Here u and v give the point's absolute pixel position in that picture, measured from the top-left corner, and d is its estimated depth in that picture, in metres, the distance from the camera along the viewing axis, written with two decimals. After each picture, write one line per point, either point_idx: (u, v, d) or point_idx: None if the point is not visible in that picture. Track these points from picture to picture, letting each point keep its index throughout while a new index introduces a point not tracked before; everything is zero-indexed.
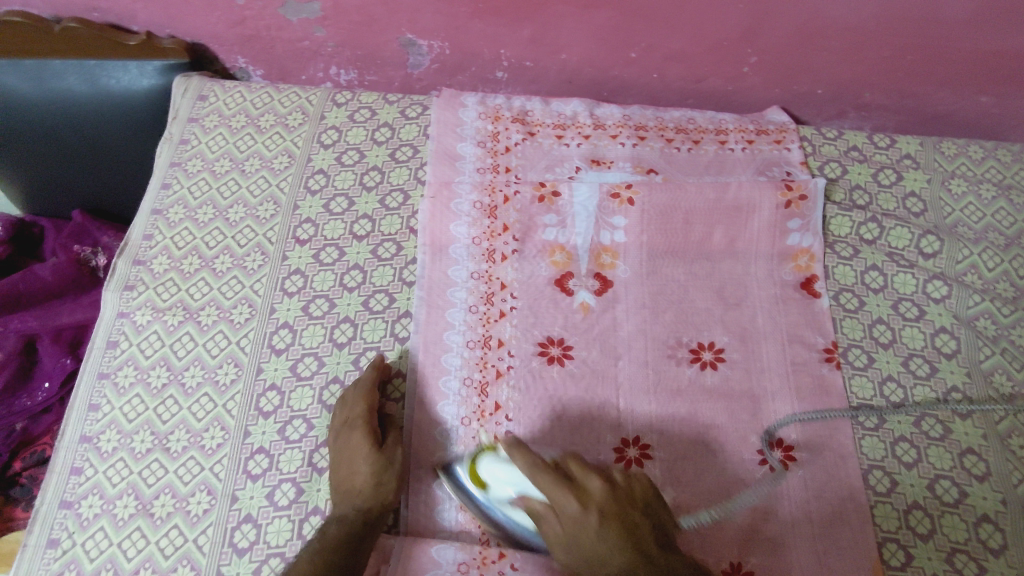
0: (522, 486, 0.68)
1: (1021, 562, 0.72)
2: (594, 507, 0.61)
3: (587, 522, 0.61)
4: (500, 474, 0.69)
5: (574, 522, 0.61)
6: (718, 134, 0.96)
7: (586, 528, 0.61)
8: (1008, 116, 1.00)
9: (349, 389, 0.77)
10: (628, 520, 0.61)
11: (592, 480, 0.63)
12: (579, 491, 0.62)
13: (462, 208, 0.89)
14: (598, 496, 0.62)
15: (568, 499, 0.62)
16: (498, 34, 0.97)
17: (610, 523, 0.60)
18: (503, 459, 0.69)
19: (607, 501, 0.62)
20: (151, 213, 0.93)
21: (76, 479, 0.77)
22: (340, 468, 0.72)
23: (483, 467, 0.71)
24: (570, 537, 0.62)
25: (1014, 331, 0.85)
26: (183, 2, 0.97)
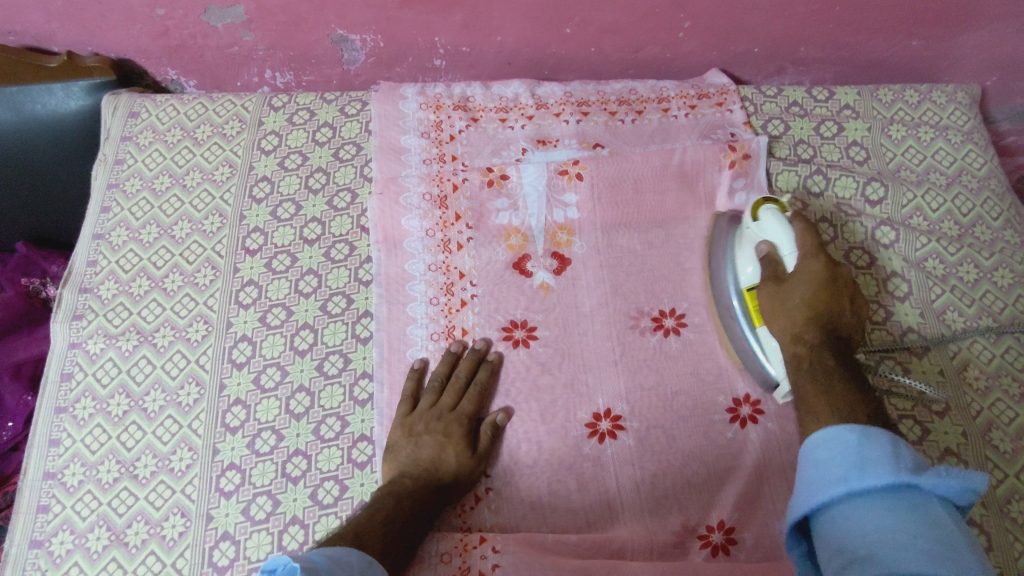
0: (780, 242, 0.74)
1: (985, 489, 0.74)
2: (829, 272, 0.70)
3: (812, 279, 0.70)
4: (770, 225, 0.75)
5: (800, 273, 0.71)
6: (661, 102, 0.97)
7: (805, 287, 0.70)
8: (939, 58, 1.01)
9: (463, 373, 0.78)
10: (841, 306, 0.69)
11: (840, 271, 0.71)
12: (830, 262, 0.71)
13: (411, 201, 0.88)
14: (839, 275, 0.70)
15: (815, 262, 0.71)
16: (430, 21, 0.96)
17: (827, 291, 0.69)
18: (780, 217, 0.75)
19: (835, 286, 0.70)
20: (92, 238, 0.91)
21: (44, 517, 0.75)
22: (431, 446, 0.73)
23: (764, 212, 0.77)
24: (784, 288, 0.72)
25: (961, 268, 0.87)
26: (100, 17, 0.95)
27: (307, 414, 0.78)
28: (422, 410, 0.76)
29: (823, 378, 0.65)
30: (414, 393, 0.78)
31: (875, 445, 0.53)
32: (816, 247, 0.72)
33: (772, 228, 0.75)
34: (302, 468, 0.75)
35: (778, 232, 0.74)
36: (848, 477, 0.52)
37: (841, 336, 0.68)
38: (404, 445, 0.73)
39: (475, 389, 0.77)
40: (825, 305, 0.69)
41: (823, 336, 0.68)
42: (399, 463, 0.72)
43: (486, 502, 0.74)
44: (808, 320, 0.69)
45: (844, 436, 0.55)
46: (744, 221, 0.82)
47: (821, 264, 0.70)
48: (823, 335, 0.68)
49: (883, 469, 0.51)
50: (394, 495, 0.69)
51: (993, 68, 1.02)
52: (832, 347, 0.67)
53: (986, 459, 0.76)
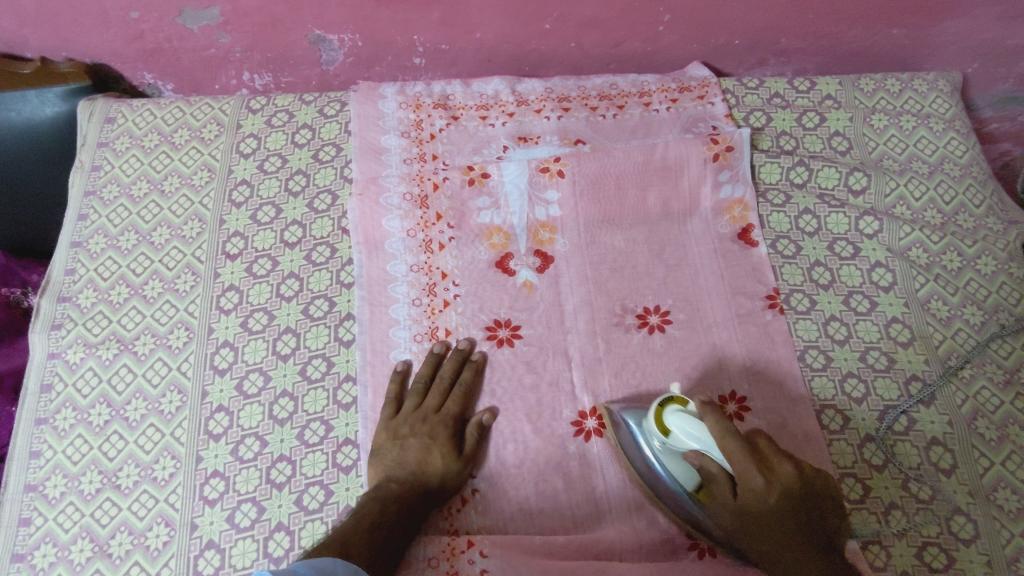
0: (706, 448, 0.65)
1: (971, 477, 0.74)
2: (779, 488, 0.61)
3: (769, 500, 0.61)
4: (685, 433, 0.66)
5: (752, 501, 0.62)
6: (642, 97, 0.96)
7: (766, 509, 0.61)
8: (920, 45, 1.01)
9: (448, 374, 0.78)
10: (806, 514, 0.61)
11: (784, 467, 0.62)
12: (770, 473, 0.62)
13: (392, 202, 0.87)
14: (784, 479, 0.61)
15: (755, 473, 0.62)
16: (407, 20, 0.95)
17: (789, 507, 0.61)
18: (687, 418, 0.66)
19: (790, 489, 0.61)
20: (70, 246, 0.90)
21: (26, 530, 0.74)
22: (417, 448, 0.72)
23: (671, 423, 0.67)
24: (740, 512, 0.63)
25: (944, 256, 0.87)
26: (73, 22, 0.94)
27: (291, 418, 0.78)
28: (406, 414, 0.75)
29: None
30: (398, 396, 0.77)
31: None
32: (744, 454, 0.62)
33: (689, 439, 0.66)
34: (286, 474, 0.75)
35: (699, 442, 0.65)
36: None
37: (824, 550, 0.61)
38: (390, 448, 0.73)
39: (459, 390, 0.77)
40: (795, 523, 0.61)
41: (805, 552, 0.61)
42: (385, 467, 0.72)
43: (473, 503, 0.73)
44: (785, 548, 0.61)
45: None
46: (645, 425, 0.71)
47: (764, 479, 0.61)
48: (806, 554, 0.61)
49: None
50: (380, 500, 0.68)
51: (974, 55, 1.02)
52: (828, 572, 0.60)
53: (973, 446, 0.76)
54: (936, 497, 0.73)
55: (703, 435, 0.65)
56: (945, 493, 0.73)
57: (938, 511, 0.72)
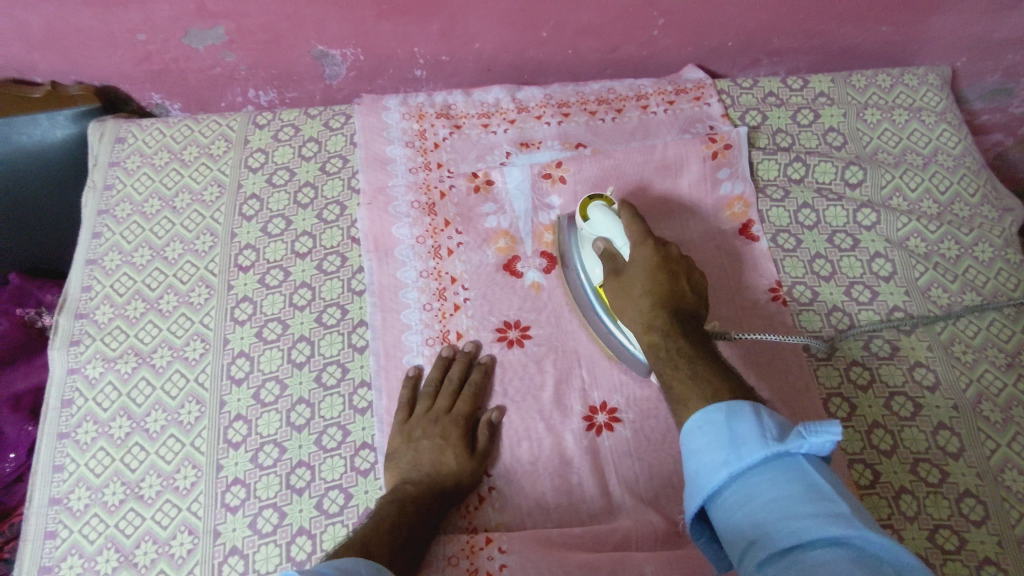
0: (614, 235, 0.75)
1: (978, 459, 0.76)
2: (661, 254, 0.71)
3: (643, 275, 0.70)
4: (602, 220, 0.76)
5: (635, 266, 0.71)
6: (639, 100, 0.98)
7: (644, 270, 0.70)
8: (908, 41, 1.04)
9: (456, 376, 0.79)
10: (678, 281, 0.69)
11: (672, 250, 0.71)
12: (661, 248, 0.71)
13: (400, 210, 0.89)
14: (670, 257, 0.71)
15: (644, 246, 0.72)
16: (408, 32, 0.97)
17: (663, 280, 0.69)
18: (610, 210, 0.76)
19: (669, 263, 0.70)
20: (85, 264, 0.92)
21: (51, 543, 0.75)
22: (431, 450, 0.74)
23: (593, 207, 0.77)
24: (625, 281, 0.72)
25: (942, 245, 0.89)
26: (83, 46, 0.96)
27: (308, 424, 0.79)
28: (419, 417, 0.77)
29: (678, 361, 0.62)
30: (408, 401, 0.78)
31: (742, 423, 0.50)
32: (645, 235, 0.72)
33: (606, 225, 0.75)
34: (306, 479, 0.76)
35: (612, 230, 0.75)
36: (729, 459, 0.49)
37: (685, 311, 0.68)
38: (404, 451, 0.74)
39: (468, 390, 0.78)
40: (665, 294, 0.68)
41: (674, 323, 0.66)
42: (400, 470, 0.73)
43: (490, 501, 0.75)
44: (656, 311, 0.67)
45: (715, 416, 0.52)
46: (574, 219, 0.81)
47: (653, 251, 0.71)
48: (667, 316, 0.67)
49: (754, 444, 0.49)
50: (398, 501, 0.69)
51: (962, 49, 1.05)
52: (677, 318, 0.67)
53: (979, 429, 0.77)
54: (945, 481, 0.75)
55: (619, 224, 0.75)
56: (954, 476, 0.75)
57: (947, 494, 0.74)
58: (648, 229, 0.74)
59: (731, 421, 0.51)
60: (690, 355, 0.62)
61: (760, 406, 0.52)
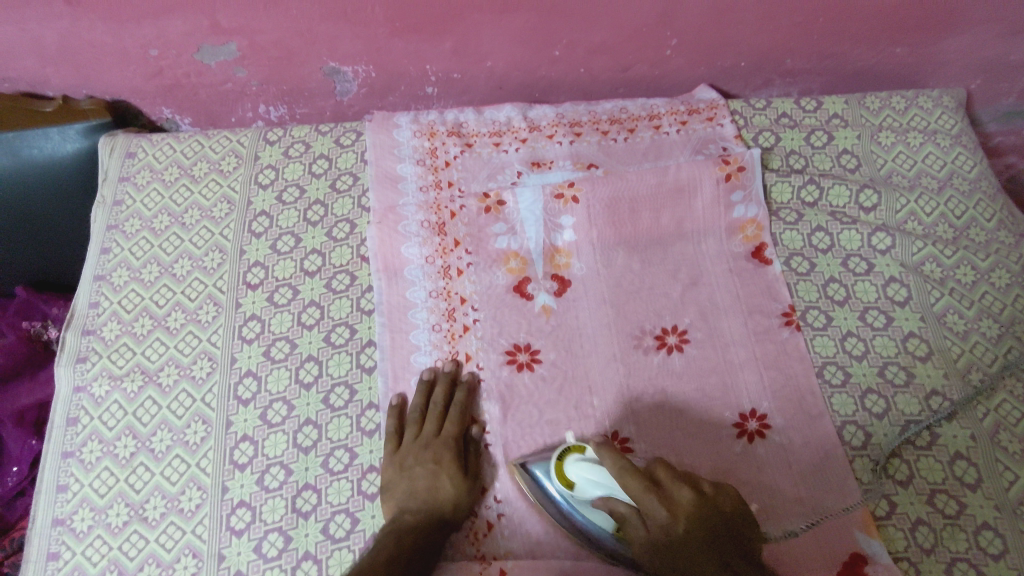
0: (610, 491, 0.67)
1: (996, 491, 0.74)
2: (682, 517, 0.62)
3: (676, 533, 0.62)
4: (590, 480, 0.68)
5: (662, 539, 0.62)
6: (652, 120, 0.98)
7: (673, 527, 0.62)
8: (923, 63, 1.03)
9: (441, 399, 0.78)
10: (716, 528, 0.62)
11: (683, 492, 0.63)
12: (669, 497, 0.63)
13: (410, 229, 0.88)
14: (687, 502, 0.63)
15: (660, 508, 0.62)
16: (420, 50, 0.97)
17: (697, 528, 0.61)
18: (589, 466, 0.69)
19: (702, 511, 0.62)
20: (93, 279, 0.91)
21: (54, 564, 0.75)
22: (424, 476, 0.72)
23: (572, 472, 0.70)
24: (655, 542, 0.63)
25: (958, 270, 0.88)
26: (95, 61, 0.96)
27: (315, 446, 0.78)
28: (409, 444, 0.76)
29: None
30: (397, 428, 0.77)
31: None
32: (645, 483, 0.64)
33: (597, 486, 0.68)
34: (312, 503, 0.75)
35: (603, 485, 0.68)
36: None
37: (738, 562, 0.61)
38: (398, 481, 0.73)
39: (455, 410, 0.77)
40: (707, 550, 0.61)
41: None
42: (396, 499, 0.72)
43: (498, 528, 0.74)
44: (716, 565, 0.61)
45: None
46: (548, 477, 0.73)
47: (667, 510, 0.62)
48: None
49: None
50: (396, 532, 0.67)
51: (977, 71, 1.04)
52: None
53: (997, 460, 0.76)
54: (963, 513, 0.73)
55: (607, 478, 0.68)
56: (972, 508, 0.73)
57: (965, 527, 0.72)
58: (645, 475, 0.65)
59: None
60: None
61: None
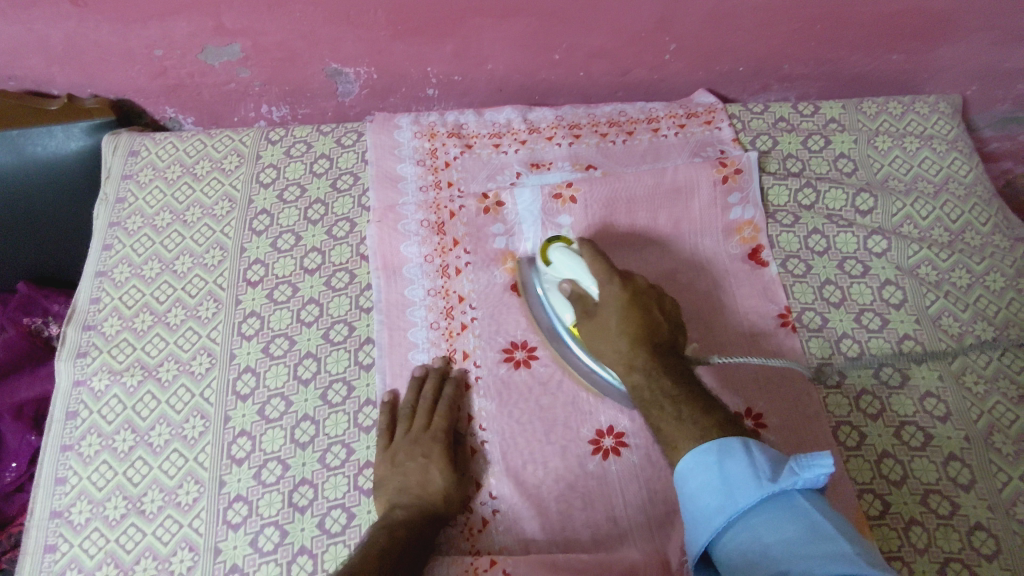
0: (579, 277, 0.74)
1: (990, 492, 0.75)
2: (631, 293, 0.72)
3: (614, 290, 0.72)
4: (566, 263, 0.75)
5: (606, 302, 0.72)
6: (650, 123, 0.99)
7: (614, 311, 0.71)
8: (919, 69, 1.04)
9: (430, 394, 0.79)
10: (650, 312, 0.71)
11: (638, 283, 0.73)
12: (625, 283, 0.72)
13: (409, 228, 0.89)
14: (637, 290, 0.72)
15: (613, 282, 0.72)
16: (421, 53, 0.98)
17: (635, 310, 0.71)
18: (572, 252, 0.76)
19: (640, 299, 0.71)
20: (95, 276, 0.92)
21: (51, 556, 0.75)
22: (416, 471, 0.73)
23: (554, 251, 0.77)
24: (599, 316, 0.72)
25: (953, 274, 0.89)
26: (100, 61, 0.97)
27: (313, 442, 0.79)
28: (400, 440, 0.76)
29: (669, 401, 0.64)
30: (388, 425, 0.78)
31: (734, 461, 0.56)
32: (611, 273, 0.72)
33: (569, 268, 0.75)
34: (309, 497, 0.76)
35: (575, 271, 0.75)
36: (724, 503, 0.55)
37: (661, 343, 0.70)
38: (391, 477, 0.73)
39: (444, 405, 0.78)
40: (640, 321, 0.70)
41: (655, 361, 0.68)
42: (389, 495, 0.72)
43: (494, 524, 0.74)
44: (634, 343, 0.69)
45: (707, 458, 0.58)
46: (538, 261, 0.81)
47: (620, 289, 0.72)
48: (647, 352, 0.69)
49: (748, 489, 0.55)
50: (388, 529, 0.68)
51: (973, 78, 1.05)
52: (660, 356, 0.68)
53: (991, 462, 0.76)
54: (957, 513, 0.73)
55: (581, 267, 0.74)
56: (965, 509, 0.74)
57: (958, 527, 0.73)
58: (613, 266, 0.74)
59: (722, 460, 0.57)
60: (676, 391, 0.65)
61: (748, 439, 0.59)
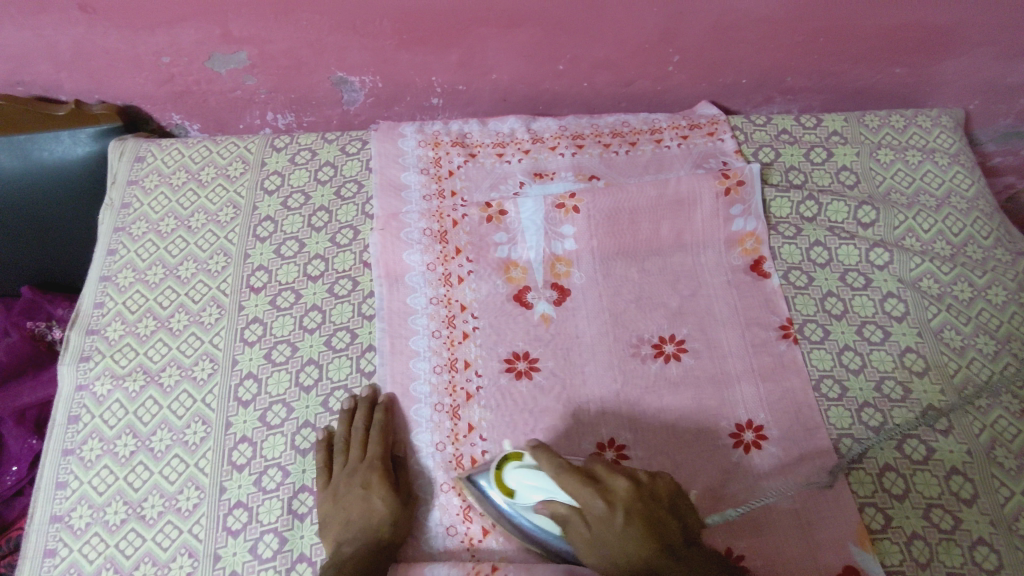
0: (553, 494, 0.65)
1: (993, 507, 0.74)
2: (620, 509, 0.61)
3: (613, 523, 0.61)
4: (531, 485, 0.67)
5: (600, 525, 0.62)
6: (653, 134, 0.99)
7: (615, 526, 0.61)
8: (922, 83, 1.05)
9: (361, 424, 0.77)
10: (654, 519, 0.61)
11: (618, 483, 0.63)
12: (607, 496, 0.62)
13: (413, 236, 0.89)
14: (624, 495, 0.62)
15: (596, 501, 0.62)
16: (426, 62, 0.99)
17: (635, 522, 0.61)
18: (531, 470, 0.67)
19: (636, 503, 0.62)
20: (99, 280, 0.92)
21: (51, 560, 0.75)
22: (356, 503, 0.72)
23: (512, 477, 0.68)
24: (601, 543, 0.62)
25: (955, 287, 0.89)
26: (108, 67, 0.98)
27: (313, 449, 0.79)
28: (338, 474, 0.75)
29: None
30: (326, 460, 0.77)
31: None
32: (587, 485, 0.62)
33: (538, 489, 0.66)
34: (308, 504, 0.76)
35: (546, 485, 0.66)
36: None
37: (678, 542, 0.61)
38: (335, 513, 0.72)
39: (377, 431, 0.77)
40: (647, 535, 0.60)
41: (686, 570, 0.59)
42: (334, 533, 0.71)
43: (493, 533, 0.74)
44: (657, 560, 0.60)
45: None
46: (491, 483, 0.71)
47: (605, 503, 0.61)
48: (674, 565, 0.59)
49: None
50: (336, 566, 0.67)
51: (975, 92, 1.06)
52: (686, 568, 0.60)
53: (993, 476, 0.76)
54: (959, 528, 0.73)
55: (549, 481, 0.65)
56: (967, 523, 0.73)
57: (961, 542, 0.72)
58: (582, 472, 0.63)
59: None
60: None
61: None
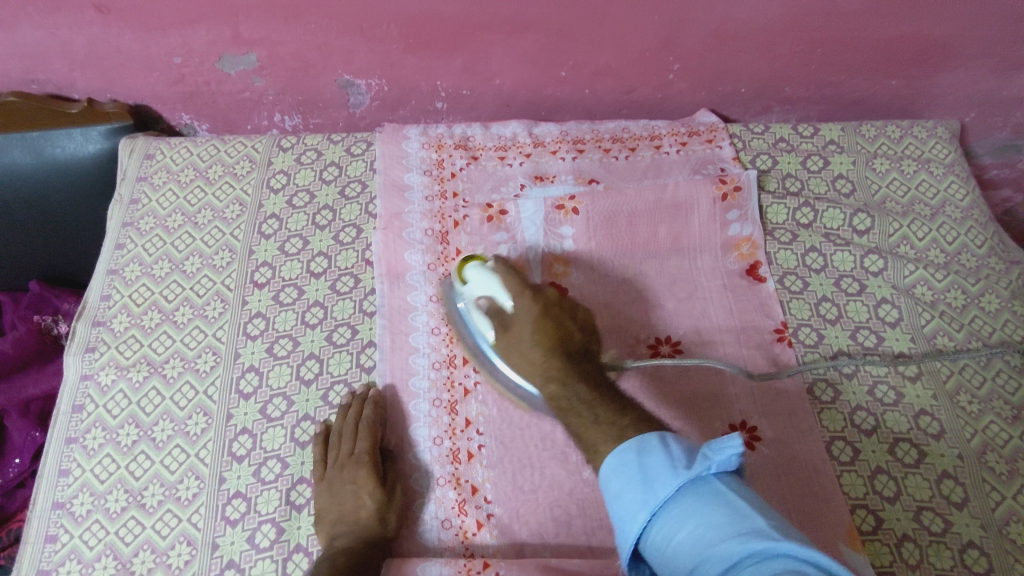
0: (492, 289, 0.75)
1: (983, 511, 0.75)
2: (542, 305, 0.71)
3: (530, 307, 0.71)
4: (479, 280, 0.76)
5: (519, 312, 0.71)
6: (653, 140, 1.01)
7: (528, 321, 0.71)
8: (918, 95, 1.06)
9: (353, 419, 0.78)
10: (563, 326, 0.71)
11: (549, 295, 0.73)
12: (537, 295, 0.72)
13: (414, 235, 0.91)
14: (548, 302, 0.72)
15: (525, 291, 0.72)
16: (431, 66, 1.01)
17: (548, 320, 0.70)
18: (486, 268, 0.77)
19: (552, 312, 0.71)
20: (106, 274, 0.94)
21: (51, 546, 0.76)
22: (349, 498, 0.73)
23: (468, 269, 0.79)
24: (513, 330, 0.72)
25: (949, 294, 0.90)
26: (120, 66, 1.00)
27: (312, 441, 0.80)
28: (330, 469, 0.76)
29: (582, 404, 0.62)
30: (320, 454, 0.78)
31: (653, 457, 0.53)
32: (524, 287, 0.73)
33: (484, 284, 0.75)
34: (306, 496, 0.77)
35: (489, 285, 0.75)
36: (645, 499, 0.51)
37: (575, 349, 0.70)
38: (329, 507, 0.74)
39: (364, 426, 0.77)
40: (551, 332, 0.69)
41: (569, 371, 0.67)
42: (328, 526, 0.73)
43: (488, 528, 0.75)
44: (547, 351, 0.68)
45: (627, 455, 0.54)
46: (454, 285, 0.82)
47: (532, 300, 0.72)
48: (562, 358, 0.68)
49: (665, 478, 0.51)
50: (330, 557, 0.68)
51: (971, 105, 1.07)
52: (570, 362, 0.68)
53: (984, 480, 0.77)
54: (949, 531, 0.74)
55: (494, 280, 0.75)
56: (957, 527, 0.74)
57: (951, 544, 0.73)
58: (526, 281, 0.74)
59: (641, 456, 0.53)
60: (590, 394, 0.63)
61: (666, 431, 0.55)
